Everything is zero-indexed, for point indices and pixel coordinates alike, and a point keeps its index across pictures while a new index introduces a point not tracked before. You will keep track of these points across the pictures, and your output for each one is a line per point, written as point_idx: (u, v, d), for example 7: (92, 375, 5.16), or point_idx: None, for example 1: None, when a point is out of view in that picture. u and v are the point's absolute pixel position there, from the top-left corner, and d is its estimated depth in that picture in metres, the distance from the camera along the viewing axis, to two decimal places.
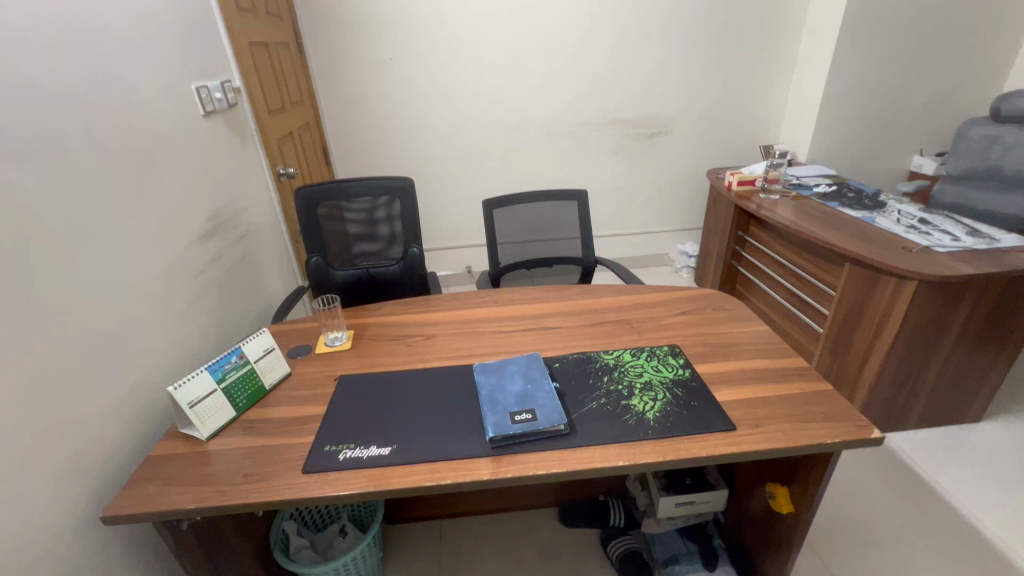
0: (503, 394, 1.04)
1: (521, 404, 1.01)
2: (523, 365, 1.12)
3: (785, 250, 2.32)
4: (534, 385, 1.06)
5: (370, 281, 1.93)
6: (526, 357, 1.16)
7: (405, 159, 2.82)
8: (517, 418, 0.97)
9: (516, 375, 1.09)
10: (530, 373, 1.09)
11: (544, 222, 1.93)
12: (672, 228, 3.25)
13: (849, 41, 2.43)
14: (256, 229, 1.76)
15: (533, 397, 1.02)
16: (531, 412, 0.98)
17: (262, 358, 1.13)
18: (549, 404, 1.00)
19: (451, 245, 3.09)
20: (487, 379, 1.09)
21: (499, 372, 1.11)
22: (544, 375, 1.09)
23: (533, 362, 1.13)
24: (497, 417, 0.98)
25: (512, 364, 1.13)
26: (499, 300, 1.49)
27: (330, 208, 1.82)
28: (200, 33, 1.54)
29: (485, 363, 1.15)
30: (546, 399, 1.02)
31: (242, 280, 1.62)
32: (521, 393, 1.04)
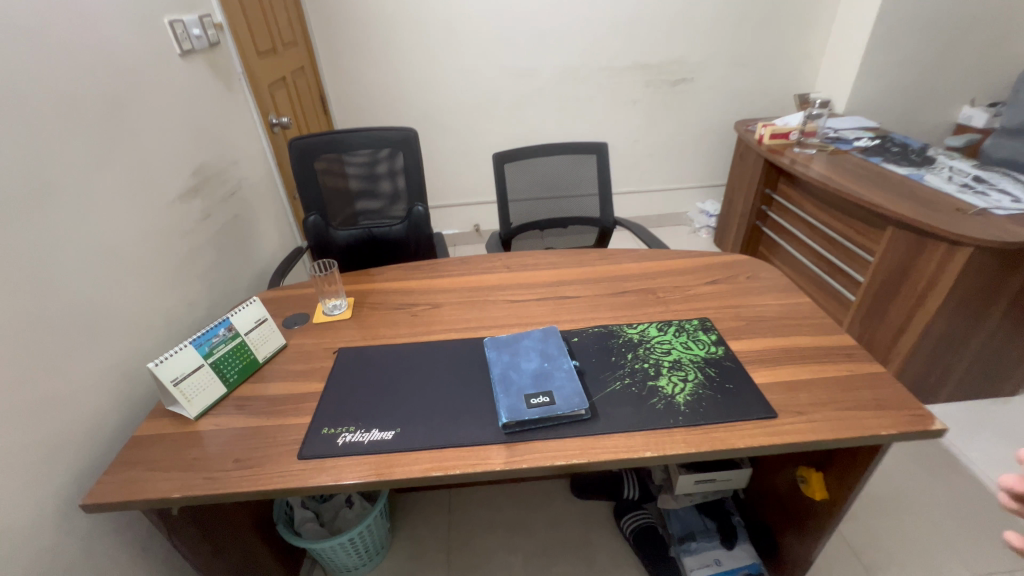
0: (517, 374, 0.94)
1: (537, 386, 0.91)
2: (539, 341, 1.02)
3: (818, 211, 2.16)
4: (551, 364, 0.95)
5: (372, 241, 1.81)
6: (542, 331, 1.05)
7: (410, 108, 2.62)
8: (533, 402, 0.88)
9: (531, 352, 0.99)
10: (546, 351, 0.99)
11: (560, 179, 1.78)
12: (693, 185, 3.06)
13: None
14: (249, 185, 1.63)
15: (551, 378, 0.92)
16: (549, 395, 0.89)
17: (253, 329, 1.04)
18: (568, 387, 0.90)
19: (458, 203, 2.94)
20: (499, 356, 0.99)
21: (512, 348, 1.00)
22: (562, 352, 0.98)
23: (549, 337, 1.03)
24: (511, 400, 0.88)
25: (527, 340, 1.02)
26: (511, 266, 1.37)
27: (325, 161, 1.68)
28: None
29: (497, 337, 1.05)
30: (565, 380, 0.92)
31: (236, 241, 1.51)
32: (537, 373, 0.94)
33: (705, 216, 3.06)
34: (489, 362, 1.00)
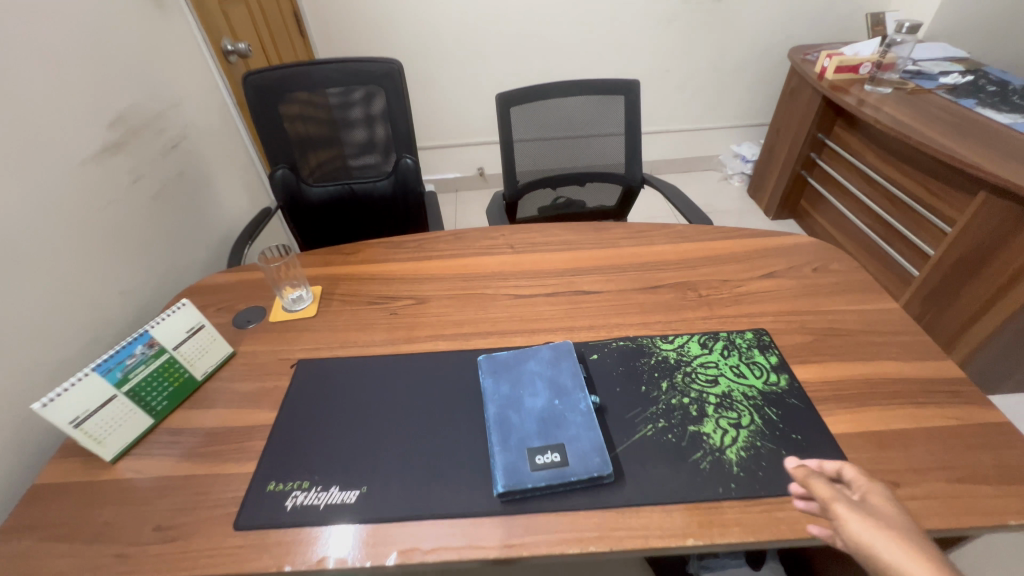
0: (519, 417, 0.72)
1: (544, 437, 0.69)
2: (548, 366, 0.79)
3: (884, 166, 1.82)
4: (563, 403, 0.73)
5: (354, 200, 1.55)
6: (553, 350, 0.82)
7: (399, 29, 2.20)
8: (538, 461, 0.67)
9: (537, 382, 0.76)
10: (556, 381, 0.76)
11: (579, 126, 1.45)
12: (728, 123, 2.66)
13: None
14: (197, 131, 1.33)
15: (563, 425, 0.70)
16: (560, 453, 0.67)
17: (185, 341, 0.82)
18: (586, 440, 0.68)
19: (459, 142, 2.59)
20: (495, 387, 0.76)
21: (513, 375, 0.78)
22: (578, 384, 0.76)
23: (562, 360, 0.80)
24: (509, 457, 0.67)
25: (533, 364, 0.79)
26: (515, 245, 1.11)
27: (291, 104, 1.37)
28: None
29: (493, 355, 0.82)
30: (582, 429, 0.70)
31: (184, 205, 1.24)
32: (545, 416, 0.71)
33: (740, 161, 2.70)
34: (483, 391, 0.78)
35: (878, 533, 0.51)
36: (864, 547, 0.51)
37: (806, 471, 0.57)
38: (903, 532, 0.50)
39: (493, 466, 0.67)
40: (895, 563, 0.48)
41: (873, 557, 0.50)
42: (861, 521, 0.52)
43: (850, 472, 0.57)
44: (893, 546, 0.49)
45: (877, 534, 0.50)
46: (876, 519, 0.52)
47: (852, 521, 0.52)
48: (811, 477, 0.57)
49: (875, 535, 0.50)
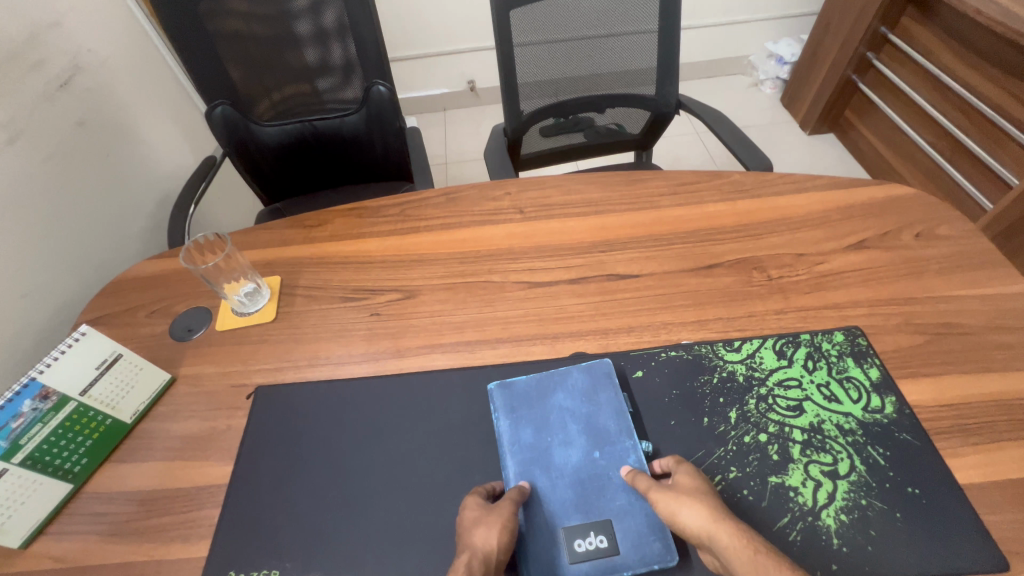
0: (549, 479, 0.56)
1: (584, 512, 0.53)
2: (578, 400, 0.61)
3: (965, 70, 1.49)
4: (605, 456, 0.57)
5: (317, 140, 1.26)
6: (587, 373, 0.63)
7: None
8: (578, 550, 0.51)
9: (569, 425, 0.59)
10: (593, 421, 0.59)
11: (600, 34, 1.13)
12: (766, 14, 2.22)
13: None
14: (97, 61, 1.01)
15: (607, 492, 0.54)
16: (607, 536, 0.52)
17: (98, 380, 0.61)
18: (638, 516, 0.53)
19: (444, 49, 2.16)
20: (514, 434, 0.59)
21: (535, 413, 0.61)
22: (620, 427, 0.58)
23: (598, 389, 0.61)
24: (539, 544, 0.52)
25: (561, 398, 0.61)
26: (525, 208, 0.86)
27: (217, 18, 1.03)
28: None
29: (509, 383, 0.64)
30: (630, 499, 0.54)
31: (91, 164, 0.97)
32: (583, 477, 0.55)
33: (775, 63, 2.29)
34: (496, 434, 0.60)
35: (676, 503, 0.48)
36: (671, 522, 0.48)
37: (631, 471, 0.54)
38: (699, 494, 0.48)
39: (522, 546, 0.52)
40: (692, 528, 0.46)
41: (679, 527, 0.47)
42: (664, 497, 0.49)
43: (665, 461, 0.55)
44: (692, 509, 0.47)
45: (676, 500, 0.48)
46: (677, 489, 0.49)
47: (658, 497, 0.49)
48: (635, 475, 0.52)
49: (678, 502, 0.48)
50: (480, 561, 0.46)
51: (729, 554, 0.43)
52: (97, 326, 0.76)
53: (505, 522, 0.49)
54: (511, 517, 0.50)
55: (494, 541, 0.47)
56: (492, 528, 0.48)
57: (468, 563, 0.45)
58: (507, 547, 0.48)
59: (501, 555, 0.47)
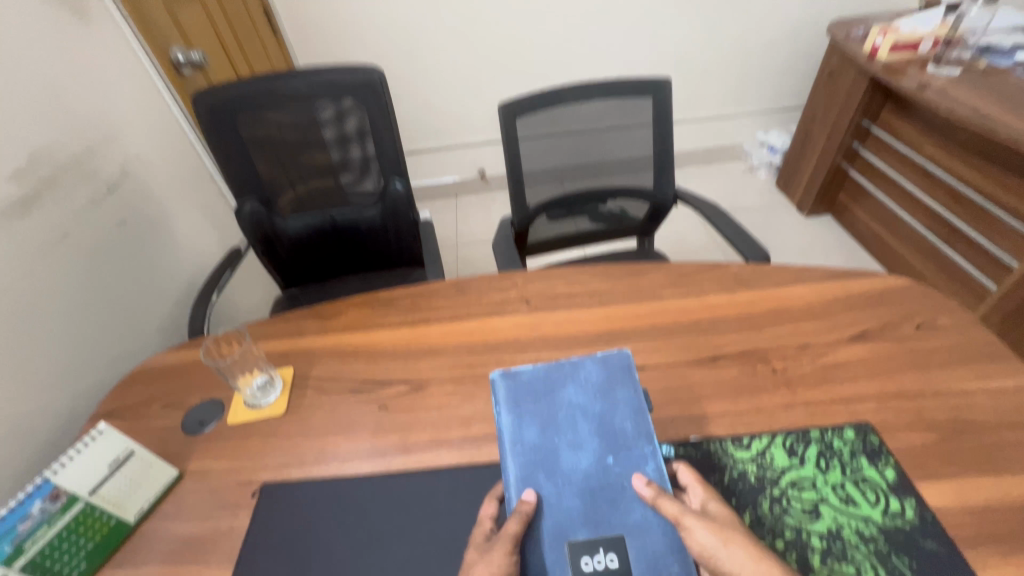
0: (554, 486, 0.55)
1: (593, 524, 0.53)
2: (589, 394, 0.60)
3: (948, 159, 1.57)
4: (619, 463, 0.56)
5: (336, 232, 1.35)
6: (602, 366, 0.62)
7: (385, 21, 1.97)
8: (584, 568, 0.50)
9: (579, 425, 0.58)
10: (605, 418, 0.58)
11: (599, 135, 1.23)
12: (754, 108, 2.41)
13: None
14: (143, 166, 1.11)
15: (619, 504, 0.54)
16: (618, 554, 0.51)
17: (108, 479, 0.62)
18: (655, 533, 0.52)
19: (457, 143, 2.35)
20: (519, 432, 0.58)
21: (545, 404, 0.60)
22: (639, 429, 0.58)
23: (614, 385, 0.61)
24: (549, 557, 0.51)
25: (572, 393, 0.61)
26: (532, 299, 0.90)
27: (254, 127, 1.15)
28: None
29: (513, 371, 0.63)
30: (642, 512, 0.53)
31: (125, 260, 1.04)
32: (593, 485, 0.55)
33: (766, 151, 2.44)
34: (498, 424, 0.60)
35: (721, 544, 0.49)
36: (708, 558, 0.49)
37: (656, 492, 0.52)
38: (740, 535, 0.50)
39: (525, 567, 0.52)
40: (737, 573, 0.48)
41: (717, 566, 0.49)
42: (707, 530, 0.49)
43: (686, 475, 0.57)
44: (733, 549, 0.49)
45: (719, 539, 0.49)
46: (718, 525, 0.50)
47: (700, 532, 0.49)
48: (660, 496, 0.52)
49: (720, 541, 0.49)
50: None
51: None
52: (111, 419, 0.78)
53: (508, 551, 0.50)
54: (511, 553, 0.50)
55: None
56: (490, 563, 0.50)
57: None
58: None
59: None
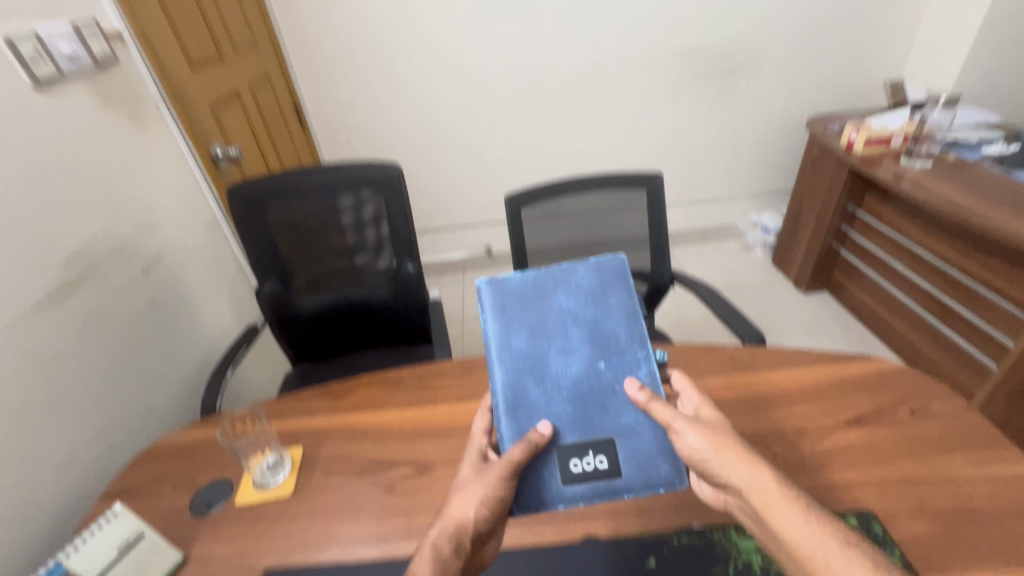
0: (547, 391, 0.65)
1: (584, 426, 0.63)
2: (577, 302, 0.69)
3: (932, 242, 1.65)
4: (609, 368, 0.66)
5: (349, 309, 1.41)
6: (594, 274, 0.70)
7: (404, 117, 2.17)
8: (575, 467, 0.62)
9: (570, 332, 0.67)
10: (596, 325, 0.68)
11: (598, 222, 1.33)
12: (745, 191, 2.56)
13: None
14: (177, 250, 1.21)
15: (608, 407, 0.64)
16: (608, 455, 0.62)
17: (115, 563, 0.63)
18: (642, 434, 0.63)
19: (465, 223, 2.48)
20: (513, 339, 0.67)
21: (538, 311, 0.68)
22: (626, 340, 0.67)
23: (602, 296, 0.69)
24: (551, 454, 0.63)
25: (565, 301, 0.69)
26: None
27: (280, 214, 1.26)
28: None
29: (501, 282, 0.70)
30: (630, 416, 0.64)
31: (151, 338, 1.10)
32: (584, 388, 0.65)
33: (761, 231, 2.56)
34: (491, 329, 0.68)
35: (711, 447, 0.61)
36: (697, 457, 0.61)
37: (650, 398, 0.63)
38: (727, 441, 0.62)
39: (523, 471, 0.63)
40: (724, 471, 0.60)
41: (704, 465, 0.61)
42: (697, 436, 0.61)
43: (679, 386, 0.72)
44: (725, 455, 0.61)
45: (710, 445, 0.61)
46: (706, 432, 0.62)
47: (690, 438, 0.61)
48: (651, 402, 0.63)
49: (708, 445, 0.61)
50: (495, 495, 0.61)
51: (749, 487, 0.59)
52: (121, 499, 0.79)
53: (504, 480, 0.61)
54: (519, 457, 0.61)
55: (502, 482, 0.61)
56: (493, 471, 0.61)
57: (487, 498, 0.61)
58: (509, 479, 0.61)
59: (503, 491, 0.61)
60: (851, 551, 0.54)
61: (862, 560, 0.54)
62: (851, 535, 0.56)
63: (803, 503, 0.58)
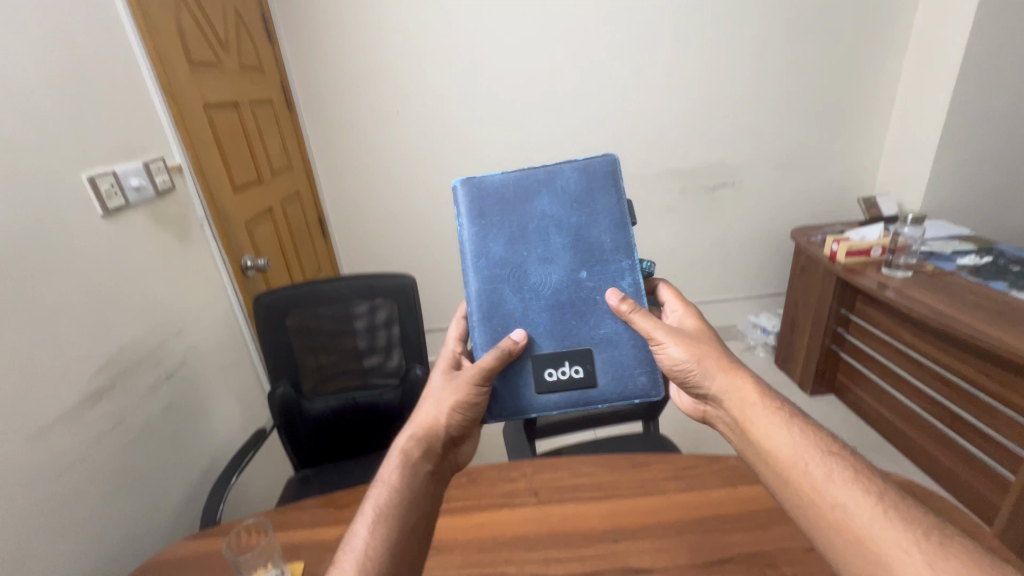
0: (526, 300, 0.82)
1: (562, 335, 0.82)
2: (560, 209, 0.83)
3: (926, 346, 1.70)
4: (589, 277, 0.82)
5: (356, 411, 1.43)
6: (577, 178, 0.84)
7: (419, 226, 2.36)
8: (551, 375, 0.82)
9: (552, 242, 0.83)
10: (578, 233, 0.83)
11: None
12: (742, 293, 2.67)
13: (973, 78, 1.95)
14: (199, 354, 1.28)
15: (583, 316, 0.83)
16: (581, 363, 0.82)
17: None
18: (614, 341, 0.82)
19: None
20: (498, 245, 0.83)
21: (527, 218, 0.83)
22: (606, 250, 0.83)
23: (581, 202, 0.83)
24: (534, 359, 0.82)
25: (547, 208, 0.84)
26: (540, 491, 0.93)
27: (299, 319, 1.33)
28: (116, 79, 1.11)
29: (484, 187, 0.84)
30: (603, 323, 0.83)
31: (162, 442, 1.12)
32: (563, 298, 0.82)
33: (760, 332, 2.62)
34: (485, 235, 0.84)
35: (687, 351, 0.76)
36: (675, 361, 0.77)
37: (633, 310, 0.79)
38: (704, 347, 0.77)
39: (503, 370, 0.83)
40: (704, 375, 0.75)
41: (679, 366, 0.77)
42: (676, 345, 0.77)
43: (669, 294, 0.89)
44: (706, 360, 0.75)
45: (685, 351, 0.76)
46: (680, 340, 0.77)
47: (668, 346, 0.77)
48: (629, 314, 0.80)
49: (676, 348, 0.77)
50: (478, 396, 0.78)
51: (723, 384, 0.73)
52: None
53: (480, 386, 0.77)
54: (497, 362, 0.78)
55: (484, 388, 0.78)
56: (463, 382, 0.77)
57: (474, 399, 0.78)
58: (485, 379, 0.78)
59: (481, 395, 0.78)
60: (829, 460, 0.62)
61: (842, 468, 0.61)
62: (833, 445, 0.64)
63: (784, 414, 0.68)
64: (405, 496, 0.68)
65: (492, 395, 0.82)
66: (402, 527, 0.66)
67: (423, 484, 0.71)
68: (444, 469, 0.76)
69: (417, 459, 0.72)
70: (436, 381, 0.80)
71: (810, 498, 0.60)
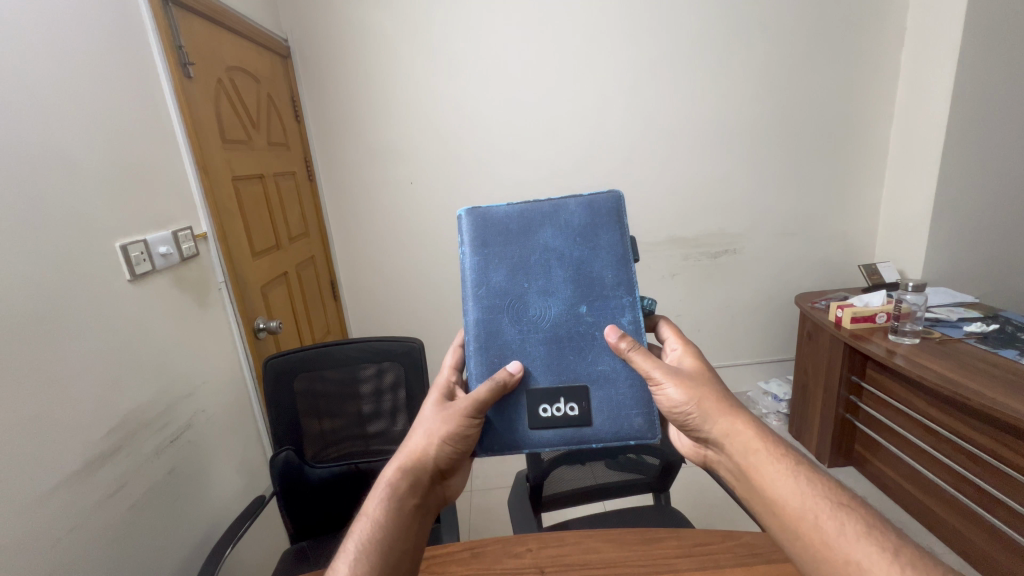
0: (525, 332, 0.84)
1: (558, 370, 0.83)
2: (563, 242, 0.86)
3: (942, 415, 1.66)
4: (589, 312, 0.84)
5: (357, 479, 1.40)
6: (582, 213, 0.87)
7: (428, 290, 2.41)
8: (546, 411, 0.82)
9: (554, 275, 0.85)
10: (580, 267, 0.85)
11: None
12: (749, 359, 2.66)
13: (956, 155, 2.05)
14: (206, 417, 1.28)
15: (580, 351, 0.84)
16: (575, 400, 0.82)
17: None
18: (610, 378, 0.83)
19: None
20: (501, 275, 0.85)
21: (529, 250, 0.86)
22: (606, 286, 0.85)
23: (585, 236, 0.86)
24: (529, 394, 0.83)
25: (551, 241, 0.86)
26: (546, 567, 0.89)
27: (307, 380, 1.34)
28: (157, 158, 1.21)
29: (490, 219, 0.87)
30: (600, 361, 0.83)
31: (160, 511, 1.10)
32: (561, 332, 0.84)
33: (771, 399, 2.57)
34: (487, 264, 0.86)
35: (685, 392, 0.77)
36: (674, 403, 0.78)
37: (633, 349, 0.80)
38: (703, 387, 0.78)
39: (498, 402, 0.83)
40: (705, 420, 0.76)
41: (678, 406, 0.78)
42: (675, 386, 0.77)
43: (668, 334, 0.91)
44: (704, 402, 0.76)
45: (683, 392, 0.77)
46: (678, 378, 0.78)
47: (666, 387, 0.78)
48: (626, 352, 0.80)
49: (672, 386, 0.78)
50: (470, 428, 0.79)
51: (723, 428, 0.74)
52: None
53: (473, 418, 0.79)
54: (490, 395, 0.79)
55: (476, 421, 0.79)
56: (456, 414, 0.78)
57: (466, 431, 0.79)
58: (479, 412, 0.79)
59: (474, 428, 0.79)
60: (841, 513, 0.62)
61: (855, 523, 0.60)
62: (843, 497, 0.64)
63: (789, 463, 0.69)
64: (390, 530, 0.68)
65: (485, 428, 0.83)
66: (385, 560, 0.66)
67: (408, 520, 0.71)
68: (431, 504, 0.77)
69: (404, 491, 0.73)
70: (427, 411, 0.81)
71: (822, 554, 0.60)
